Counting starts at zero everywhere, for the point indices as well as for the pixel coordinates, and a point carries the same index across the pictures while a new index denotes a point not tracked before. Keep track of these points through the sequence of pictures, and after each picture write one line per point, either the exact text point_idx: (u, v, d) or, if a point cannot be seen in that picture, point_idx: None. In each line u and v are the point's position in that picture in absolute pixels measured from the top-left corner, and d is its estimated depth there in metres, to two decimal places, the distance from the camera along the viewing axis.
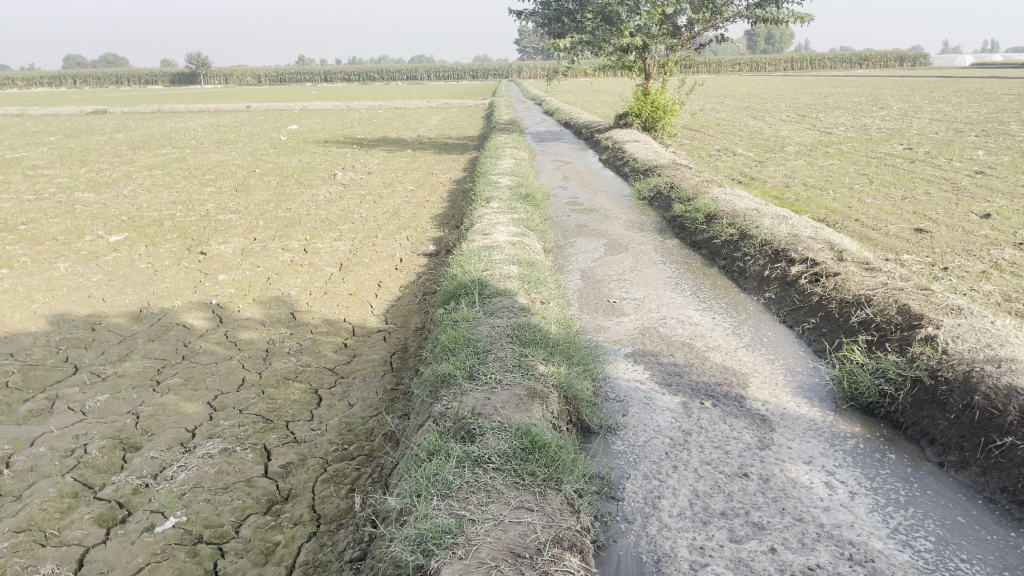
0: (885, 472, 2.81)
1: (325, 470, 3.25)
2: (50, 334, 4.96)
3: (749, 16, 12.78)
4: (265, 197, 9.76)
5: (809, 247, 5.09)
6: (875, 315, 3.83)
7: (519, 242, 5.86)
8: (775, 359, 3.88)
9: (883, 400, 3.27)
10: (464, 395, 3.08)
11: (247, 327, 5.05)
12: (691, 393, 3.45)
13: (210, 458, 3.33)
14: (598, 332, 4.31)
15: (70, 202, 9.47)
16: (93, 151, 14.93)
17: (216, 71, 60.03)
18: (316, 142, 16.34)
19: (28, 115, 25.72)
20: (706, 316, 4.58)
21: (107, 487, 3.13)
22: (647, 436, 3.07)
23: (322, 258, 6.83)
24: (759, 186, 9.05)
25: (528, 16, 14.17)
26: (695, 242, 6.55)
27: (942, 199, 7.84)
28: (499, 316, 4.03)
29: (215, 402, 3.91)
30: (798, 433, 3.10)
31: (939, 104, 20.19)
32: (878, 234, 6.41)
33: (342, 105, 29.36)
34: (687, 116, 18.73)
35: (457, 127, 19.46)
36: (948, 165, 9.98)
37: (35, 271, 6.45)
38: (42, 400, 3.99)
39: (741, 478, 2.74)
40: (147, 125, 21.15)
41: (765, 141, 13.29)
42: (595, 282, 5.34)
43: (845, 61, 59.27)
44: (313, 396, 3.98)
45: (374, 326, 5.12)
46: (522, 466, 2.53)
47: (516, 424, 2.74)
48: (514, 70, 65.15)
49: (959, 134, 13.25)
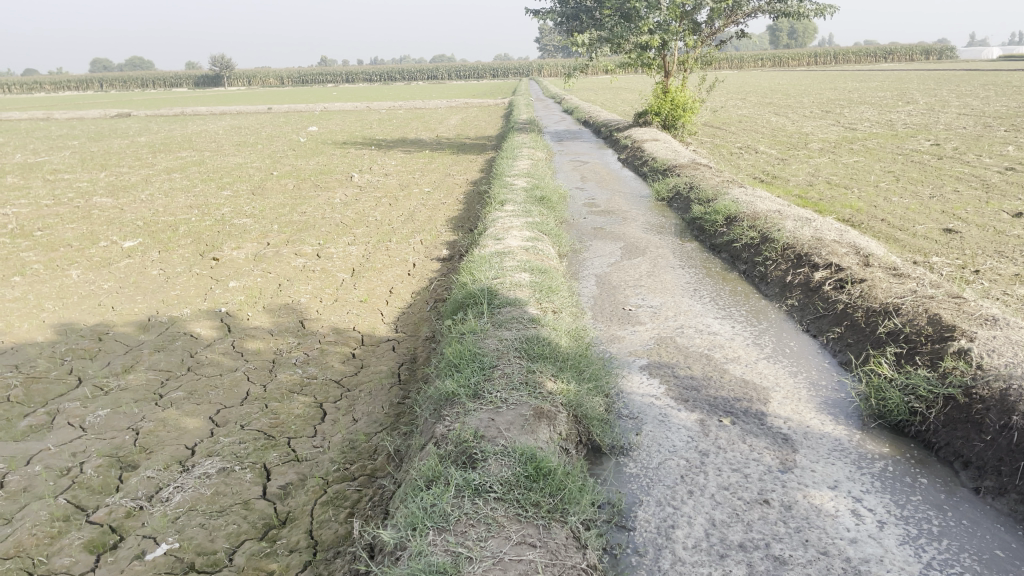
0: (917, 499, 2.63)
1: (325, 491, 3.11)
2: (56, 345, 4.86)
3: (770, 12, 12.54)
4: (281, 200, 9.68)
5: (834, 252, 4.89)
6: (904, 326, 3.63)
7: (533, 247, 5.72)
8: (799, 372, 3.70)
9: (913, 418, 3.09)
10: (468, 416, 2.94)
11: (254, 336, 4.94)
12: (709, 409, 3.28)
13: (207, 478, 3.21)
14: (612, 342, 4.14)
15: (87, 207, 9.44)
16: (113, 155, 14.90)
17: (240, 74, 60.40)
18: (334, 143, 16.23)
19: (54, 119, 25.97)
20: (726, 325, 4.40)
21: (101, 510, 3.02)
22: (660, 458, 2.91)
23: (334, 264, 6.72)
24: (782, 185, 8.82)
25: (545, 15, 14.03)
26: (715, 246, 6.36)
27: (972, 196, 7.58)
28: (508, 328, 3.89)
29: (218, 417, 3.79)
30: (823, 455, 2.92)
31: (967, 97, 19.76)
32: (905, 235, 6.19)
33: (362, 106, 29.24)
34: (708, 113, 18.45)
35: (476, 127, 19.36)
36: (978, 161, 9.69)
37: (47, 278, 6.39)
38: (42, 415, 3.89)
39: (761, 505, 2.57)
40: (168, 129, 21.19)
41: (788, 138, 13.00)
42: (610, 289, 5.17)
43: (869, 56, 58.69)
44: (317, 411, 3.85)
45: (383, 335, 5.00)
46: (525, 495, 2.39)
47: (521, 449, 2.60)
48: (534, 69, 64.61)
49: (988, 129, 12.92)
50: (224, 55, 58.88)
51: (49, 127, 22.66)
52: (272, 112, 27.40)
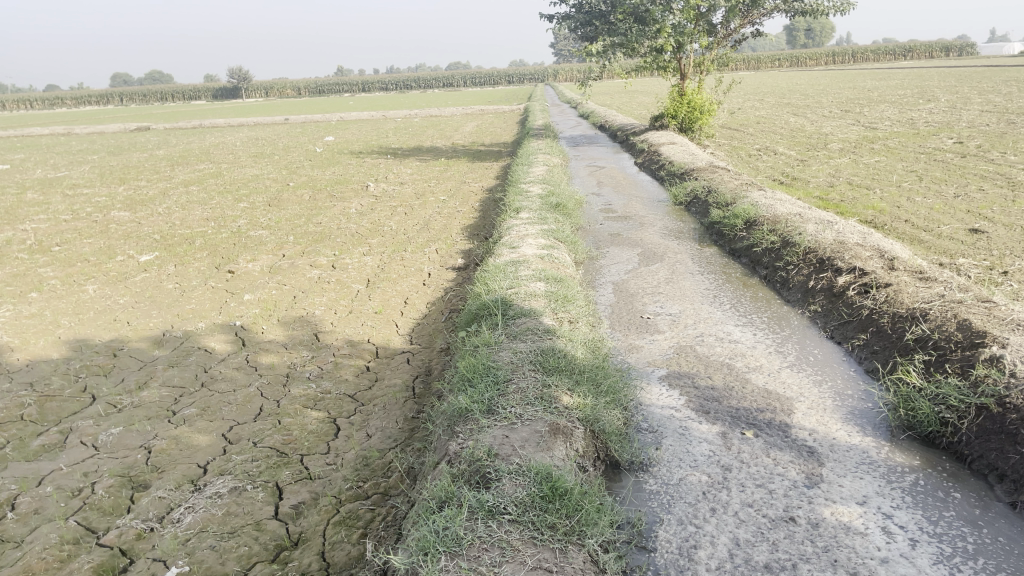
0: (950, 515, 2.52)
1: (337, 511, 3.05)
2: (70, 362, 4.84)
3: (788, 11, 12.39)
4: (297, 211, 9.67)
5: (857, 255, 4.77)
6: (933, 332, 3.51)
7: (549, 255, 5.64)
8: (824, 381, 3.59)
9: (944, 430, 2.98)
10: (482, 432, 2.87)
11: (269, 349, 4.90)
12: (730, 421, 3.18)
13: (218, 497, 3.15)
14: (631, 352, 4.05)
15: (106, 222, 9.46)
16: (133, 169, 14.98)
17: (256, 86, 60.93)
18: (350, 153, 16.21)
19: (74, 134, 26.23)
20: (747, 332, 4.29)
21: (111, 532, 2.97)
22: (682, 473, 2.82)
23: (349, 275, 6.67)
24: (802, 186, 8.69)
25: (560, 20, 13.97)
26: (734, 250, 6.26)
27: (997, 195, 7.42)
28: (522, 340, 3.81)
29: (230, 434, 3.74)
30: (850, 468, 2.81)
31: (990, 94, 19.42)
32: (930, 236, 6.06)
33: (377, 115, 29.27)
34: (725, 115, 18.29)
35: (493, 134, 19.33)
36: (1003, 159, 9.50)
37: (64, 294, 6.39)
38: (55, 434, 3.85)
39: (787, 523, 2.47)
40: (187, 141, 21.25)
41: (807, 139, 12.82)
42: (628, 297, 5.07)
43: (889, 53, 58.06)
44: (331, 426, 3.79)
45: (397, 347, 4.95)
46: (540, 517, 2.31)
47: (536, 467, 2.52)
48: (549, 74, 64.68)
49: (1012, 125, 12.71)
50: (240, 67, 59.27)
51: (70, 142, 22.81)
52: (289, 122, 27.61)
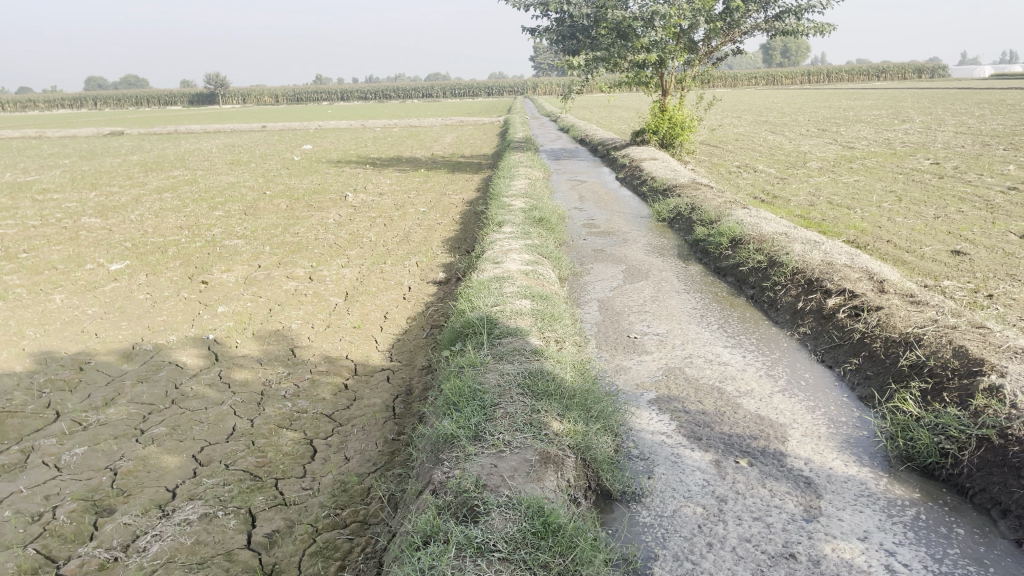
0: (955, 552, 2.43)
1: (313, 541, 2.90)
2: (34, 375, 4.63)
3: (768, 30, 12.43)
4: (273, 220, 9.48)
5: (846, 277, 4.71)
6: (928, 358, 3.44)
7: (533, 271, 5.52)
8: (817, 407, 3.50)
9: (945, 461, 2.90)
10: (469, 460, 2.74)
11: (242, 365, 4.73)
12: (723, 449, 3.08)
13: (188, 525, 2.99)
14: (618, 374, 3.95)
15: (76, 228, 9.20)
16: (105, 174, 14.68)
17: (234, 92, 60.56)
18: (328, 162, 16.03)
19: (46, 138, 25.85)
20: (737, 355, 4.20)
21: (71, 561, 2.80)
22: (675, 504, 2.71)
23: (327, 287, 6.52)
24: (783, 205, 8.68)
25: (542, 34, 13.89)
26: (719, 268, 6.20)
27: (976, 217, 7.44)
28: (509, 361, 3.69)
29: (201, 455, 3.57)
30: (849, 501, 2.72)
31: (963, 116, 19.68)
32: (914, 257, 6.02)
33: (357, 124, 29.07)
34: (705, 132, 18.35)
35: (473, 146, 19.24)
36: (979, 180, 9.54)
37: (29, 303, 6.16)
38: (15, 453, 3.65)
39: (788, 560, 2.37)
40: (161, 147, 20.97)
41: (786, 157, 12.84)
42: (614, 316, 4.97)
43: (864, 74, 58.97)
44: (307, 448, 3.64)
45: (377, 364, 4.81)
46: (533, 555, 2.20)
47: (527, 501, 2.40)
48: (529, 86, 64.95)
49: (986, 147, 12.83)
50: (217, 74, 58.95)
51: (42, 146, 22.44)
52: (267, 130, 27.34)
